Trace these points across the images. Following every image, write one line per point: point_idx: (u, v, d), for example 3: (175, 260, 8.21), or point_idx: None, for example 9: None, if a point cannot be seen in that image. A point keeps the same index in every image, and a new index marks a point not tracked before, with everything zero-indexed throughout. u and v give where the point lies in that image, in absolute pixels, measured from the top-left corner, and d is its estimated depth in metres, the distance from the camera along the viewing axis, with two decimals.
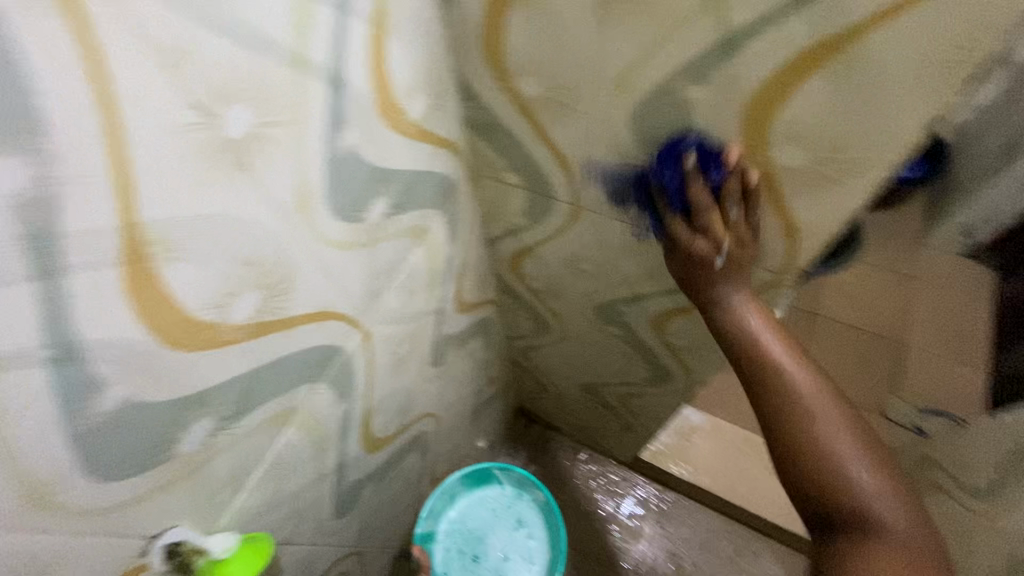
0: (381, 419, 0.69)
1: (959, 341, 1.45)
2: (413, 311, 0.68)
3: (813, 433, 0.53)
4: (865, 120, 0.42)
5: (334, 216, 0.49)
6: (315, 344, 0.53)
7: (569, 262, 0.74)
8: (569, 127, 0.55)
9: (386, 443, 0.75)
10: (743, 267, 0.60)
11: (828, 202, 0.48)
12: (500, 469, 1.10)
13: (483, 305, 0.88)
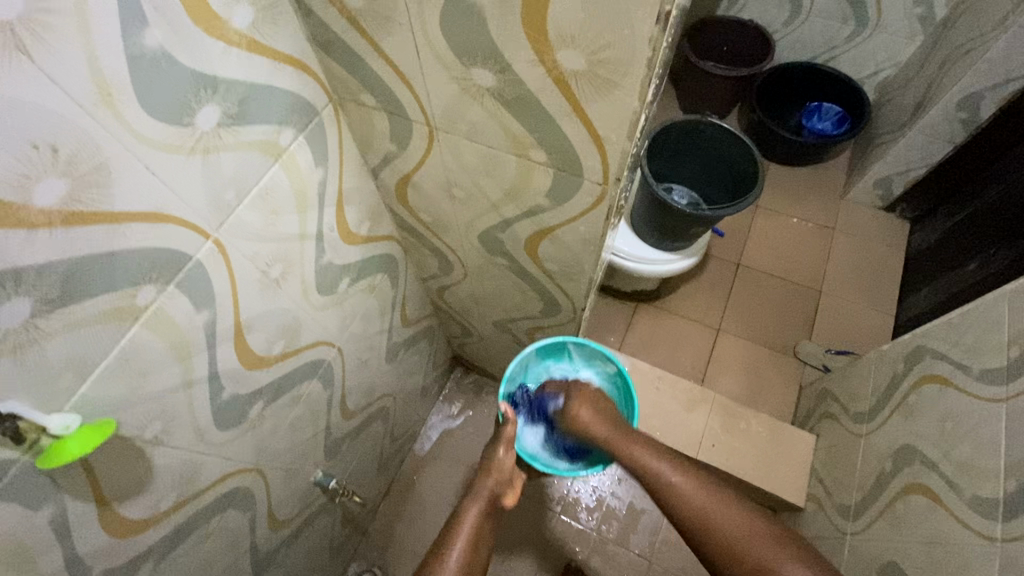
0: (263, 344, 0.72)
1: (867, 283, 1.54)
2: (283, 231, 0.68)
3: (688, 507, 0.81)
4: (612, 22, 0.47)
5: (156, 119, 0.48)
6: (161, 247, 0.53)
7: (444, 191, 0.82)
8: (396, 40, 0.58)
9: (279, 368, 0.77)
10: (574, 181, 0.68)
11: (613, 105, 0.55)
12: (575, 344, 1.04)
13: (379, 241, 0.94)
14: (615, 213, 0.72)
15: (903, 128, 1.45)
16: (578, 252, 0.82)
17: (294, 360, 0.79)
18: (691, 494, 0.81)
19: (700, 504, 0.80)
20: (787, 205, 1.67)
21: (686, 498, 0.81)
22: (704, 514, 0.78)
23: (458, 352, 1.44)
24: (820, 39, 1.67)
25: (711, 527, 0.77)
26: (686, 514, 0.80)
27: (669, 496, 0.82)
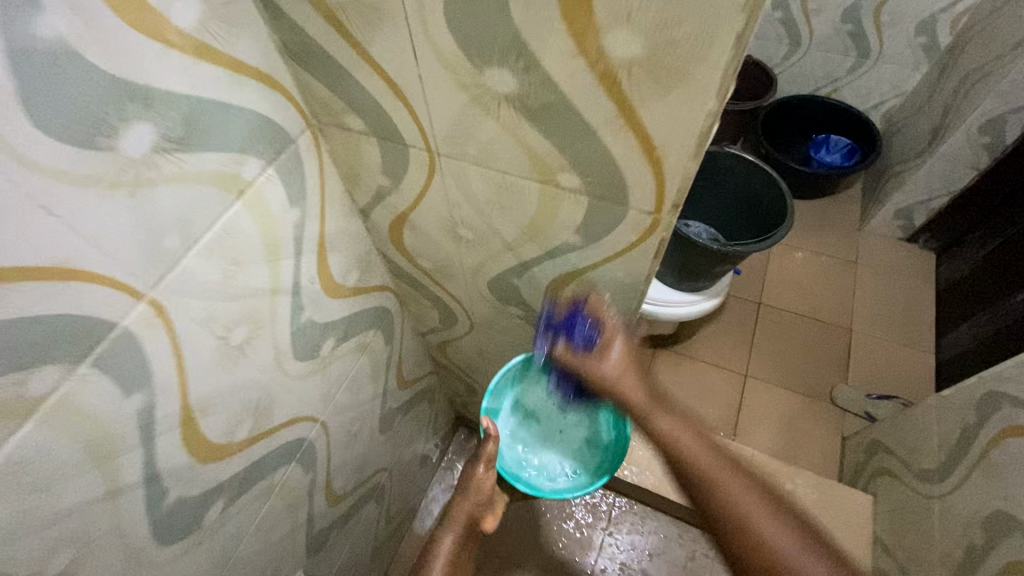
0: (220, 465, 0.51)
1: (902, 321, 1.43)
2: (247, 281, 0.46)
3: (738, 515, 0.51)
4: (689, 9, 0.31)
5: (56, 141, 0.29)
6: (69, 343, 0.33)
7: (444, 237, 0.59)
8: (384, 40, 0.38)
9: (252, 485, 0.58)
10: (610, 209, 0.47)
11: (682, 98, 0.35)
12: (569, 356, 0.71)
13: (368, 298, 0.67)
14: None
15: (921, 155, 1.39)
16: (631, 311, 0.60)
17: (268, 472, 0.59)
18: (715, 462, 0.55)
19: (735, 490, 0.53)
20: (808, 241, 1.58)
21: (705, 458, 0.56)
22: (734, 499, 0.52)
23: (463, 413, 1.27)
24: (821, 72, 1.63)
25: (748, 526, 0.50)
26: (706, 479, 0.54)
27: (683, 461, 0.57)
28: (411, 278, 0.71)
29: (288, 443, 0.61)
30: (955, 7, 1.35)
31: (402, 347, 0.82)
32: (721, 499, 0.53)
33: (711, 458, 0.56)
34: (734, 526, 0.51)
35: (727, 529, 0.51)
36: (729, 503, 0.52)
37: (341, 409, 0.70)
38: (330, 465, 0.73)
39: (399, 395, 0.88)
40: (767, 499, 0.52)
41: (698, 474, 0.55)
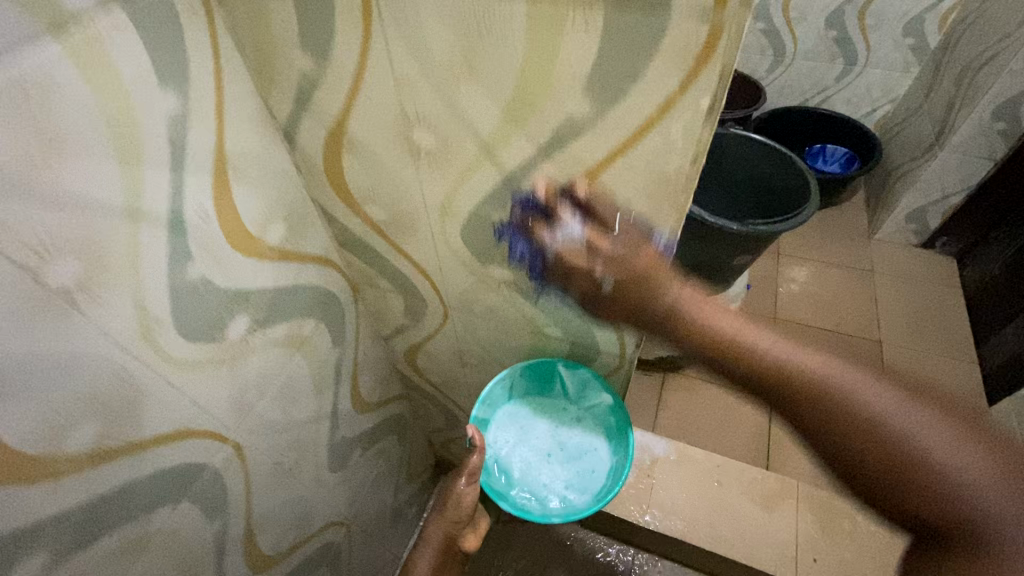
0: (56, 481, 0.33)
1: (931, 328, 1.29)
2: (79, 185, 0.29)
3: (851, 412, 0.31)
4: None
5: None
6: None
7: (392, 173, 0.42)
8: None
9: (119, 527, 0.38)
10: (638, 47, 0.28)
11: None
12: (567, 365, 0.58)
13: (302, 268, 0.50)
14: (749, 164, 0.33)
15: (928, 152, 1.31)
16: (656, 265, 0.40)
17: (148, 505, 0.40)
18: (862, 375, 0.32)
19: (887, 403, 0.31)
20: (815, 251, 1.47)
21: (841, 376, 0.32)
22: (895, 420, 0.30)
23: (443, 458, 1.05)
24: (809, 82, 1.58)
25: (926, 459, 0.29)
26: (846, 406, 0.31)
27: (819, 393, 0.32)
28: (362, 251, 0.54)
29: (175, 469, 0.42)
30: (941, 4, 1.33)
31: (357, 354, 0.64)
32: (870, 424, 0.31)
33: (851, 367, 0.33)
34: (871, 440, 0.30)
35: (887, 469, 0.30)
36: (892, 433, 0.30)
37: (267, 429, 0.51)
38: (252, 512, 0.52)
39: (356, 421, 0.68)
40: (954, 412, 0.29)
41: (827, 400, 0.32)
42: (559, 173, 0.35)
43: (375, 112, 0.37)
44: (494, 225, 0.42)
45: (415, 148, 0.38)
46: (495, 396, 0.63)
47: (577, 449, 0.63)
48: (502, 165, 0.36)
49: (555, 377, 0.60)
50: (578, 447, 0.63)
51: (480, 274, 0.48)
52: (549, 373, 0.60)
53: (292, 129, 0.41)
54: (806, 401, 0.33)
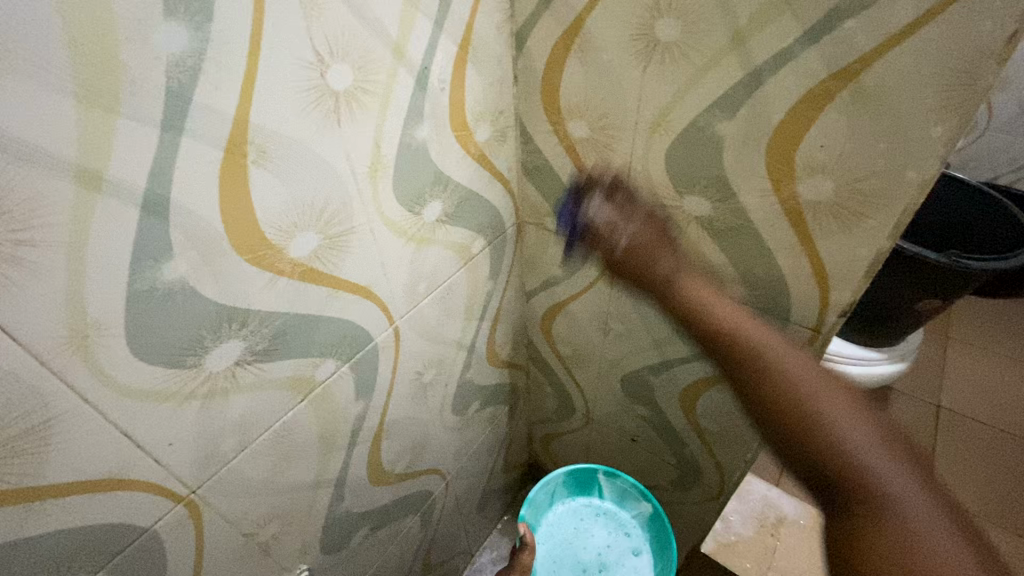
0: (268, 279, 0.34)
1: None
2: (372, 1, 0.32)
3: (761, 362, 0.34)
4: None
5: None
6: None
7: (613, 79, 0.42)
8: None
9: (295, 361, 0.39)
10: None
11: None
12: (609, 473, 0.70)
13: (491, 182, 0.51)
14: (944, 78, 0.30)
15: None
16: (894, 194, 0.35)
17: (320, 352, 0.41)
18: (803, 368, 0.32)
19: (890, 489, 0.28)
20: (999, 341, 1.25)
21: (891, 525, 0.27)
22: (809, 394, 0.31)
23: (535, 463, 0.99)
24: (1001, 157, 1.41)
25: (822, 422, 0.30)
26: (772, 375, 0.33)
27: (759, 362, 0.34)
28: (543, 184, 0.54)
29: (351, 326, 0.42)
30: None
31: (503, 299, 0.63)
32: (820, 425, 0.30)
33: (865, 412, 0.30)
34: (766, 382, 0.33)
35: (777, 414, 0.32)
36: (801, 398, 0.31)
37: (422, 330, 0.51)
38: (387, 413, 0.52)
39: (483, 372, 0.66)
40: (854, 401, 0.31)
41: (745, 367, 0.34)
42: (820, 65, 0.33)
43: (624, 2, 0.37)
44: (713, 141, 0.40)
45: (651, 47, 0.38)
46: (541, 501, 0.71)
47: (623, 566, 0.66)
48: (750, 58, 0.35)
49: (596, 485, 0.72)
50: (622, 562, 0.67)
51: (670, 211, 0.46)
52: (590, 479, 0.72)
53: (527, 28, 0.43)
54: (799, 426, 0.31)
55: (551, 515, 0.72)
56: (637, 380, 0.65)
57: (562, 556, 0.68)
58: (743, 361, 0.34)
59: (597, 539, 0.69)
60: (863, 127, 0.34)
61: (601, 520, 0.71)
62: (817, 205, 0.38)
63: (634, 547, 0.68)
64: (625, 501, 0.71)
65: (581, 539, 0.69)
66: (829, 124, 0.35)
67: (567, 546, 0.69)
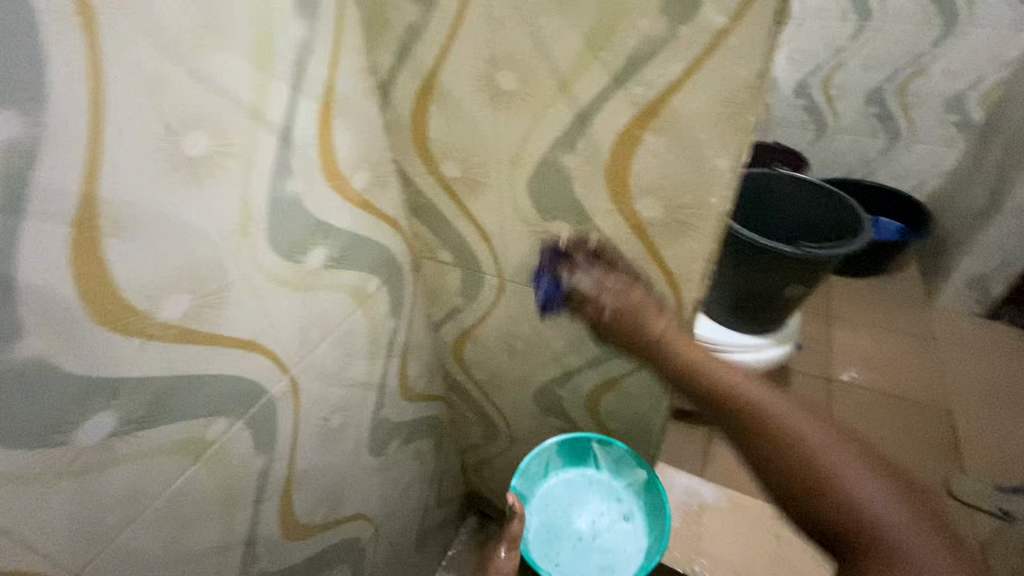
0: (140, 345, 0.34)
1: (1007, 400, 1.22)
2: (221, 72, 0.34)
3: (665, 348, 0.46)
4: None
5: None
6: None
7: (471, 124, 0.46)
8: None
9: (183, 423, 0.39)
10: None
11: None
12: (601, 441, 0.68)
13: (377, 225, 0.53)
14: (720, 109, 0.36)
15: (983, 219, 1.32)
16: (710, 203, 0.41)
17: (209, 410, 0.41)
18: (689, 344, 0.47)
19: (820, 441, 0.39)
20: (875, 315, 1.42)
21: (802, 435, 0.39)
22: (696, 361, 0.46)
23: (473, 491, 0.99)
24: (852, 156, 1.62)
25: (711, 376, 0.44)
26: (677, 357, 0.46)
27: (664, 349, 0.47)
28: (429, 222, 0.57)
29: (241, 382, 0.43)
30: (982, 83, 1.39)
31: (409, 334, 0.65)
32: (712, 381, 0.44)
33: (784, 397, 0.42)
34: (675, 363, 0.46)
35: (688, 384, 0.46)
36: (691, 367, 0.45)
37: (322, 375, 0.52)
38: (295, 463, 0.52)
39: (399, 408, 0.67)
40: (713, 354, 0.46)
41: (658, 353, 0.47)
42: (631, 104, 0.38)
43: (466, 57, 0.42)
44: (563, 171, 0.45)
45: (497, 94, 0.43)
46: (533, 471, 0.70)
47: (614, 534, 0.68)
48: (577, 101, 0.40)
49: (590, 454, 0.70)
50: (616, 523, 0.69)
51: (542, 236, 0.51)
52: (583, 449, 0.70)
53: (389, 83, 0.47)
54: (749, 422, 0.42)
55: (546, 484, 0.72)
56: (548, 394, 0.68)
57: (555, 525, 0.69)
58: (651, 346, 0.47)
59: (590, 504, 0.71)
60: (674, 153, 0.39)
61: (595, 484, 0.72)
62: (654, 221, 0.44)
63: (625, 514, 0.70)
64: (619, 469, 0.70)
65: (576, 503, 0.71)
66: (649, 152, 0.40)
67: (559, 513, 0.70)
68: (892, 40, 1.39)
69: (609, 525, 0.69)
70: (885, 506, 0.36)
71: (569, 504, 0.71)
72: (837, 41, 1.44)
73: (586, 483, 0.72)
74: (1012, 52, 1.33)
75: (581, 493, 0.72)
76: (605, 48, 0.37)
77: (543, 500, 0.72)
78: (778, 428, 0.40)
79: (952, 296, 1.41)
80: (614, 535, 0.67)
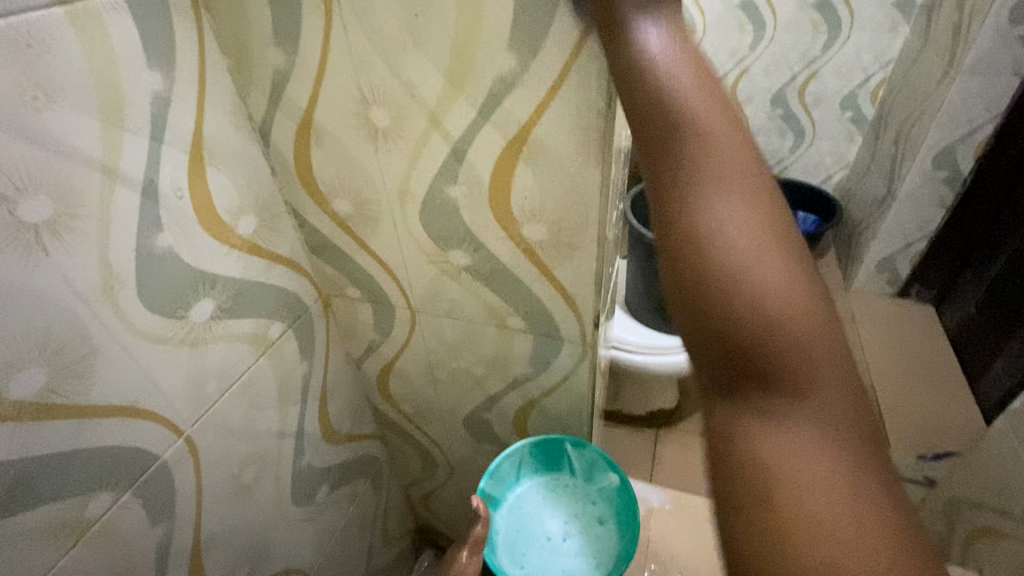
0: None
1: (923, 371, 1.31)
2: (61, 131, 0.33)
3: (732, 284, 0.26)
4: None
5: None
6: None
7: (354, 161, 0.46)
8: None
9: (53, 505, 0.36)
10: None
11: None
12: (573, 442, 0.63)
13: (274, 269, 0.52)
14: (580, 135, 0.38)
15: (883, 206, 1.42)
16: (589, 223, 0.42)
17: (85, 486, 0.38)
18: (793, 298, 0.26)
19: (741, 248, 0.26)
20: None
21: (822, 502, 0.22)
22: (773, 316, 0.25)
23: (424, 525, 0.97)
24: (766, 155, 1.72)
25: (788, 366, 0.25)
26: (737, 285, 0.26)
27: (729, 286, 0.26)
28: (332, 260, 0.56)
29: (122, 450, 0.40)
30: (869, 82, 1.51)
31: (328, 375, 0.63)
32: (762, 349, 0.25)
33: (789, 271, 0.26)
34: (731, 301, 0.26)
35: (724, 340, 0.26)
36: (763, 321, 0.25)
37: (225, 431, 0.49)
38: (202, 528, 0.49)
39: (324, 452, 0.65)
40: (823, 335, 0.26)
41: (715, 272, 0.26)
42: (500, 134, 0.39)
43: (337, 96, 0.42)
44: (450, 203, 0.45)
45: (374, 131, 0.43)
46: (503, 473, 0.65)
47: (586, 539, 0.62)
48: (450, 136, 0.41)
49: (563, 458, 0.65)
50: (590, 528, 0.63)
51: (442, 264, 0.51)
52: (557, 452, 0.64)
53: (267, 126, 0.46)
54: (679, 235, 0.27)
55: (519, 486, 0.66)
56: (477, 419, 0.68)
57: (524, 528, 0.64)
58: (701, 267, 0.26)
59: (564, 508, 0.65)
60: (546, 177, 0.40)
61: (570, 486, 0.66)
62: (541, 243, 0.45)
63: (600, 519, 0.64)
64: (594, 471, 0.66)
65: (550, 507, 0.65)
66: (524, 179, 0.41)
67: (528, 517, 0.64)
68: (787, 47, 1.50)
69: (585, 530, 0.63)
70: (794, 333, 0.25)
71: (542, 508, 0.65)
72: (739, 50, 1.53)
73: (562, 484, 0.66)
74: (890, 52, 1.46)
75: (555, 497, 0.66)
76: (467, 84, 0.38)
77: (513, 503, 0.66)
78: (805, 485, 0.23)
79: (866, 279, 1.51)
80: (585, 541, 0.62)
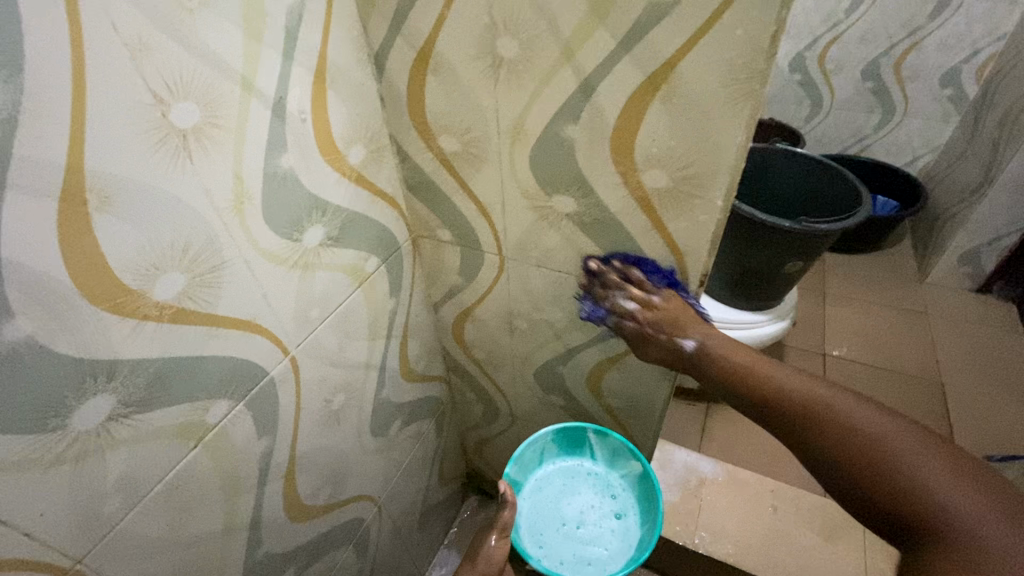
0: (126, 322, 0.33)
1: (996, 371, 1.24)
2: (209, 37, 0.33)
3: (799, 400, 0.42)
4: None
5: None
6: None
7: (470, 96, 0.44)
8: None
9: (181, 405, 0.38)
10: None
11: None
12: (599, 432, 0.66)
13: (376, 203, 0.52)
14: (730, 74, 0.35)
15: (977, 193, 1.32)
16: (718, 173, 0.40)
17: (207, 391, 0.40)
18: (835, 394, 0.41)
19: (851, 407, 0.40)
20: (869, 292, 1.43)
21: (950, 505, 0.34)
22: (835, 408, 0.40)
23: (474, 472, 1.00)
24: (847, 132, 1.62)
25: (858, 433, 0.38)
26: (805, 406, 0.41)
27: (802, 406, 0.42)
28: (427, 200, 0.56)
29: (240, 363, 0.42)
30: (977, 57, 1.38)
31: (410, 315, 0.64)
32: (836, 425, 0.40)
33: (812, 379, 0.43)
34: (805, 412, 0.41)
35: (822, 436, 0.40)
36: (825, 411, 0.40)
37: (322, 358, 0.51)
38: (297, 447, 0.51)
39: (400, 389, 0.67)
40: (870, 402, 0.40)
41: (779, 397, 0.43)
42: (637, 69, 0.37)
43: (464, 24, 0.40)
44: (567, 144, 0.43)
45: (498, 63, 0.41)
46: (527, 459, 0.67)
47: (604, 528, 0.63)
48: (581, 71, 0.39)
49: (585, 444, 0.67)
50: (607, 519, 0.64)
51: (544, 210, 0.49)
52: (580, 438, 0.67)
53: (384, 52, 0.45)
54: (799, 410, 0.42)
55: (539, 473, 0.68)
56: (549, 372, 0.68)
57: (543, 513, 0.64)
58: (778, 398, 0.43)
59: (583, 498, 0.66)
60: (681, 121, 0.38)
61: (589, 476, 0.68)
62: (659, 191, 0.43)
63: (619, 510, 0.64)
64: (615, 461, 0.67)
65: (568, 495, 0.66)
66: (655, 121, 0.39)
67: (548, 501, 0.65)
68: (889, 13, 1.38)
69: (603, 520, 0.63)
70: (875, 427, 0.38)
71: (562, 496, 0.66)
72: (833, 14, 1.42)
73: (583, 474, 0.68)
74: (1007, 24, 1.32)
75: (574, 485, 0.67)
76: (611, 12, 0.35)
77: (534, 490, 0.67)
78: (933, 498, 0.35)
79: (945, 271, 1.43)
80: (603, 529, 0.62)
